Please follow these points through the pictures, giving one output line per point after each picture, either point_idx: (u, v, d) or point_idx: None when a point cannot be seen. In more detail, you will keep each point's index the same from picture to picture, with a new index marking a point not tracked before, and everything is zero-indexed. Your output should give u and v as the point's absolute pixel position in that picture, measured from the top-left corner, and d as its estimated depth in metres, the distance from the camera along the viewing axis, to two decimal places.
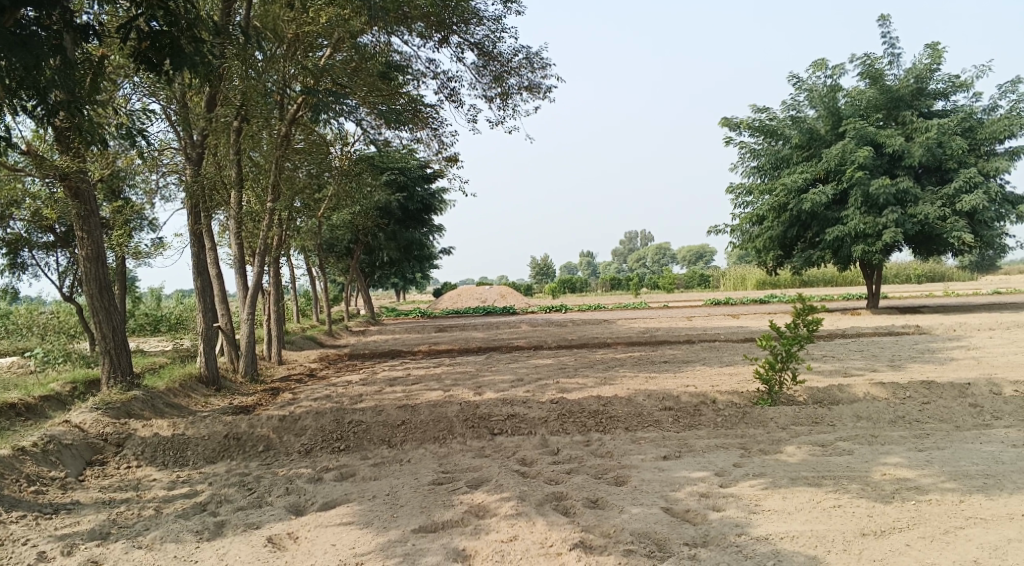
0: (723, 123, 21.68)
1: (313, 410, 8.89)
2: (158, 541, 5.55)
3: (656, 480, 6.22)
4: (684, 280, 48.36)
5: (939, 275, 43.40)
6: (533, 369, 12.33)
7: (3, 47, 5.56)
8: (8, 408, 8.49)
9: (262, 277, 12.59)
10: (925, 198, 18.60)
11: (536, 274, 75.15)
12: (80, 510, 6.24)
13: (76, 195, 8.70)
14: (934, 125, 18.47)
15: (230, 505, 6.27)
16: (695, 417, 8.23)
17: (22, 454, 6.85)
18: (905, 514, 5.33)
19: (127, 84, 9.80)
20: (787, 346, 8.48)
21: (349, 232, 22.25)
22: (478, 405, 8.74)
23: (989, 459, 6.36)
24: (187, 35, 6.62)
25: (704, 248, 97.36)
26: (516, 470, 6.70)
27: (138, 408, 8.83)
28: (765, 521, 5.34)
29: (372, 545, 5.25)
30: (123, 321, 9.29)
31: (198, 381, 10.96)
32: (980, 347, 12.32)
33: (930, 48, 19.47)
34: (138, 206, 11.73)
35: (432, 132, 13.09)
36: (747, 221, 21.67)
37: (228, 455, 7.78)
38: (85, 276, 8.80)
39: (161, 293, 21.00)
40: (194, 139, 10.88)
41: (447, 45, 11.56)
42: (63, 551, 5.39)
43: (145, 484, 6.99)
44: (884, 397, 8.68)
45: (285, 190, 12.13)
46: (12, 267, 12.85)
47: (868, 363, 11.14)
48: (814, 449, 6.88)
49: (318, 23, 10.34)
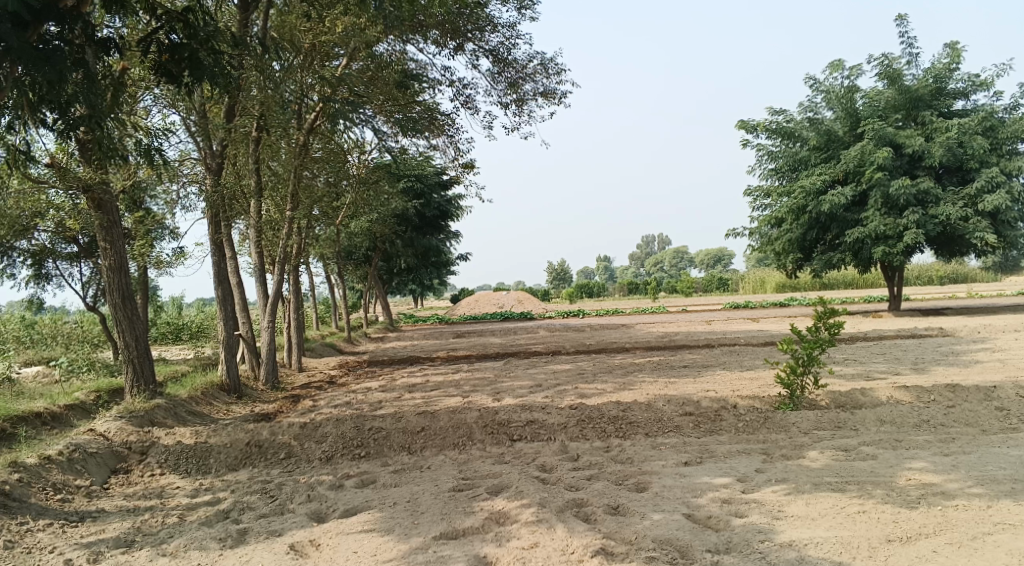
0: (740, 126, 21.57)
1: (333, 417, 8.94)
2: (182, 548, 5.61)
3: (677, 486, 6.18)
4: (702, 284, 48.07)
5: (962, 276, 42.80)
6: (552, 374, 12.31)
7: (25, 62, 5.65)
8: (35, 417, 8.63)
9: (281, 285, 12.69)
10: (947, 198, 18.36)
11: (553, 278, 75.16)
12: (106, 518, 6.32)
13: (99, 207, 8.86)
14: (955, 125, 18.24)
15: (253, 512, 6.32)
16: (716, 422, 8.17)
17: (49, 462, 6.95)
18: (932, 520, 5.26)
19: (148, 96, 9.94)
20: (809, 350, 8.41)
21: (367, 240, 22.36)
22: (497, 411, 8.75)
23: (1017, 463, 6.25)
24: (206, 48, 6.71)
25: (722, 252, 96.76)
26: (536, 476, 6.69)
27: (161, 417, 8.93)
28: (789, 527, 5.29)
29: (393, 552, 5.26)
30: (145, 330, 9.41)
31: (219, 389, 11.06)
32: (1006, 349, 12.12)
33: (949, 47, 19.26)
34: (159, 216, 11.89)
35: (448, 140, 13.16)
36: (765, 223, 21.52)
37: (250, 462, 7.84)
38: (108, 286, 8.93)
39: (182, 302, 21.22)
40: (214, 149, 11.02)
41: (462, 53, 11.63)
42: (90, 559, 5.47)
43: (169, 491, 7.07)
44: (908, 401, 8.57)
45: (303, 199, 12.23)
46: (37, 278, 13.05)
47: (891, 366, 11.01)
48: (837, 454, 6.81)
49: (334, 32, 10.44)
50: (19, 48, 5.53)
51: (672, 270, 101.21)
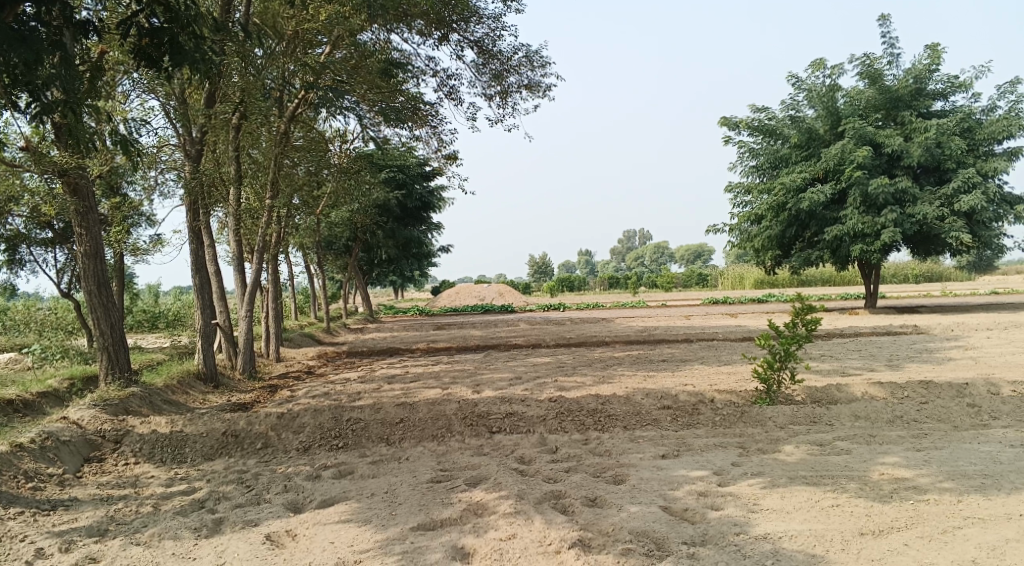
0: (722, 123, 21.70)
1: (311, 408, 8.88)
2: (156, 538, 5.54)
3: (655, 479, 6.22)
4: (682, 279, 48.43)
5: (936, 275, 43.42)
6: (532, 367, 12.34)
7: (1, 42, 5.49)
8: (6, 405, 8.47)
9: (260, 275, 12.56)
10: (924, 198, 18.62)
11: (534, 272, 75.23)
12: (78, 507, 6.23)
13: (75, 191, 8.70)
14: (933, 126, 18.47)
15: (228, 502, 6.26)
16: (693, 416, 8.23)
17: (20, 450, 6.83)
18: (903, 514, 5.35)
19: (126, 80, 9.78)
20: (786, 345, 8.48)
21: (348, 230, 22.20)
22: (477, 403, 8.74)
23: (987, 459, 6.37)
24: (187, 32, 6.57)
25: (703, 248, 97.46)
26: (515, 468, 6.70)
27: (136, 405, 8.81)
28: (765, 520, 5.35)
29: (370, 543, 5.24)
30: (121, 318, 9.28)
31: (196, 378, 10.94)
32: (977, 348, 12.35)
33: (930, 49, 19.46)
34: (136, 202, 11.71)
35: (431, 130, 13.09)
36: (745, 220, 21.69)
37: (227, 452, 7.77)
38: (83, 272, 8.78)
39: (159, 290, 20.96)
40: (193, 135, 10.86)
41: (446, 43, 11.55)
42: (61, 548, 5.38)
43: (144, 481, 6.98)
44: (882, 397, 8.70)
45: (284, 187, 12.10)
46: (10, 263, 12.82)
47: (866, 363, 11.16)
48: (812, 449, 6.89)
49: (317, 20, 10.33)
50: None
51: (653, 266, 101.76)
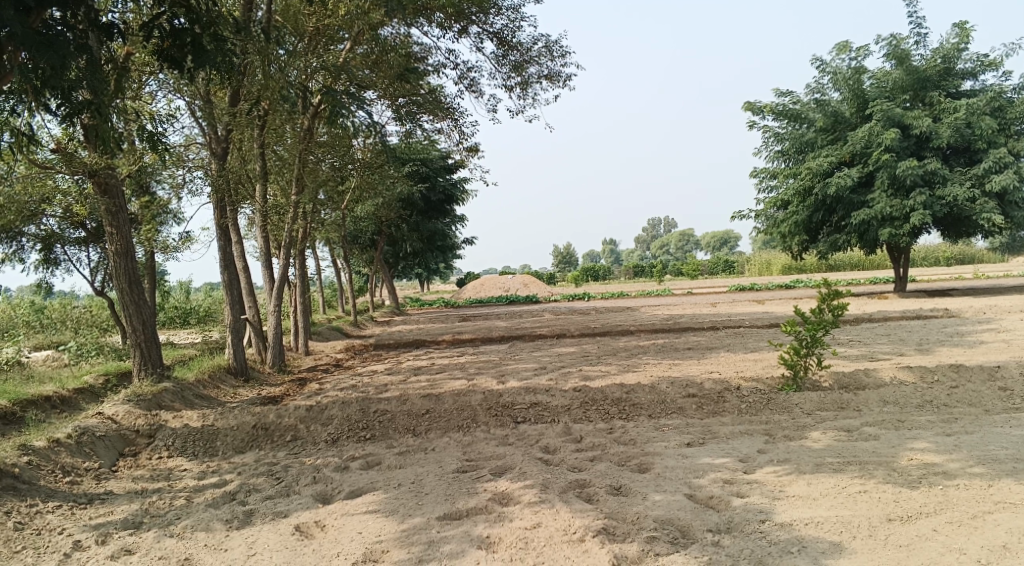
0: (747, 107, 21.42)
1: (339, 400, 9.01)
2: (189, 530, 5.68)
3: (679, 468, 6.21)
4: (708, 266, 48.15)
5: (971, 256, 42.55)
6: (556, 357, 12.38)
7: (29, 48, 5.62)
8: (44, 401, 8.74)
9: (287, 270, 12.71)
10: (955, 179, 18.16)
11: (558, 262, 75.41)
12: (114, 500, 6.41)
13: (105, 191, 8.90)
14: (963, 105, 18.05)
15: (259, 494, 6.39)
16: (719, 404, 8.18)
17: (58, 445, 7.03)
18: (932, 500, 5.27)
19: (152, 81, 9.95)
20: (812, 331, 8.40)
21: (372, 224, 22.32)
22: (502, 393, 8.81)
23: (1020, 443, 6.26)
24: (209, 34, 6.65)
25: (729, 233, 96.64)
26: (539, 458, 6.74)
27: (168, 400, 9.00)
28: (789, 507, 5.32)
29: (395, 532, 5.32)
30: (152, 314, 9.50)
31: (226, 372, 11.14)
32: (1012, 330, 12.07)
33: (958, 26, 19.01)
34: (164, 201, 11.91)
35: (452, 123, 13.15)
36: (772, 206, 21.37)
37: (257, 444, 7.93)
38: (115, 271, 8.97)
39: (189, 286, 21.32)
40: (218, 134, 11.04)
41: (465, 36, 11.57)
42: (98, 540, 5.55)
43: (176, 474, 7.15)
44: (911, 381, 8.57)
45: (308, 183, 12.18)
46: (45, 263, 13.13)
47: (896, 347, 11.00)
48: (839, 435, 6.82)
49: (337, 16, 10.34)
50: (23, 34, 5.54)
51: (678, 252, 101.00)
